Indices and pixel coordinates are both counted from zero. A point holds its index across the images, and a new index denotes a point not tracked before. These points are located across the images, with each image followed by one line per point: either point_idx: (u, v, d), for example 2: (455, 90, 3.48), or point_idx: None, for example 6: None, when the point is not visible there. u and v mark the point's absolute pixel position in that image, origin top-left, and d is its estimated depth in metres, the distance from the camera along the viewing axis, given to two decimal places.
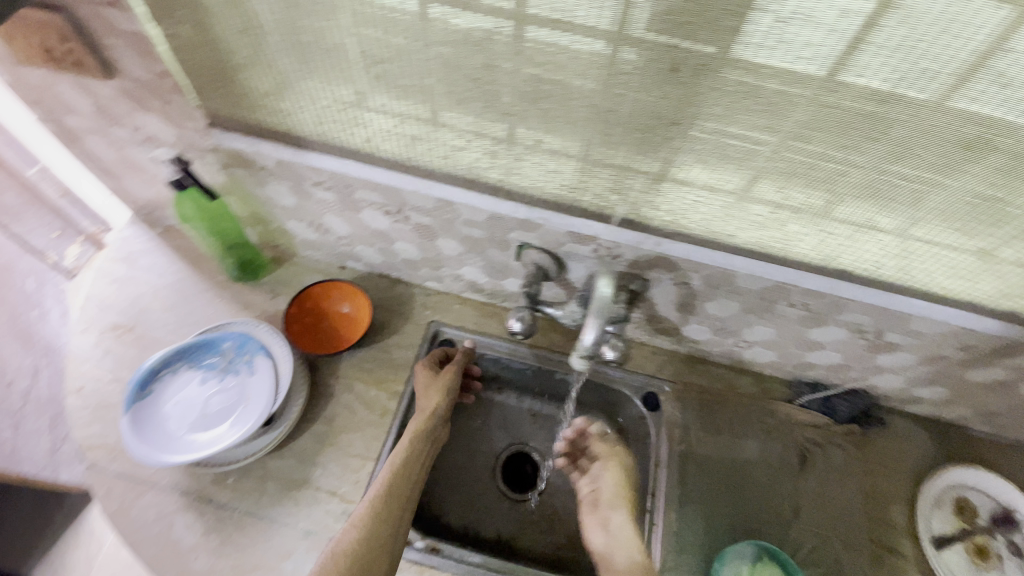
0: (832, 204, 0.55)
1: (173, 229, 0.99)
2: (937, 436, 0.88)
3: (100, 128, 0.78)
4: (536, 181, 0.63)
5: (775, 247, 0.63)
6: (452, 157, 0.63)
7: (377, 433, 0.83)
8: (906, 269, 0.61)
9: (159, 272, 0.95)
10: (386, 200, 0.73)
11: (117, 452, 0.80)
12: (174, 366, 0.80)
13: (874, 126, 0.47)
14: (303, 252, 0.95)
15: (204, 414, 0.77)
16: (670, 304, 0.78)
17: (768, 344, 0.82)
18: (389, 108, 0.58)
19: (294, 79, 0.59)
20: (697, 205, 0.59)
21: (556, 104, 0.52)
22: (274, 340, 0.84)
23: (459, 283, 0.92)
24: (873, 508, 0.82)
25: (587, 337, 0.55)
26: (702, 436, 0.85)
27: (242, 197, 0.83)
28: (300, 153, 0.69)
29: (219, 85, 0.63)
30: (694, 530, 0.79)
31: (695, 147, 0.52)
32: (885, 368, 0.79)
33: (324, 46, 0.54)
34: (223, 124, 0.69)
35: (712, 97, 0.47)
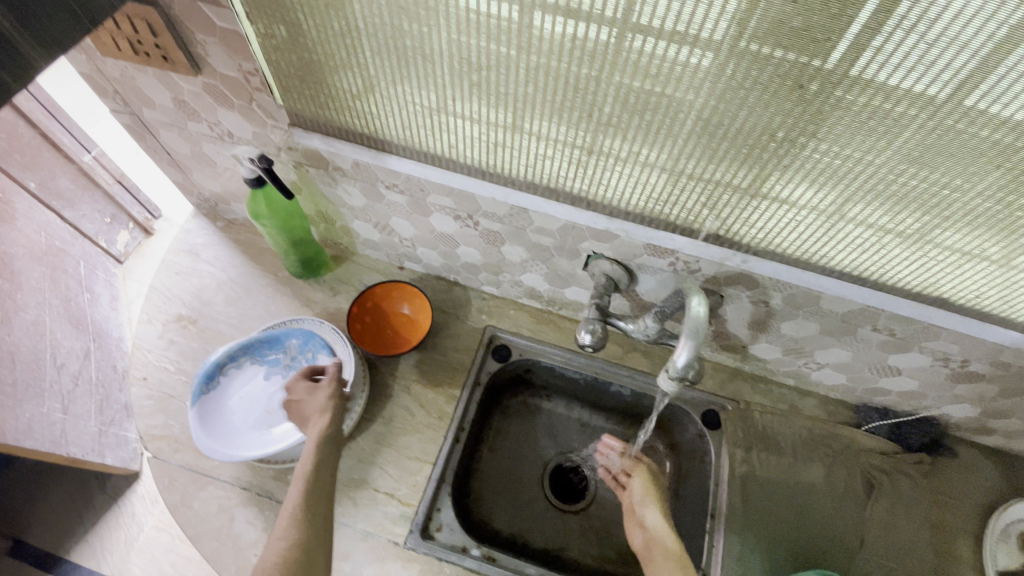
0: (938, 230, 0.53)
1: (234, 223, 1.01)
2: (1010, 470, 0.84)
3: (178, 122, 0.79)
4: (621, 194, 0.62)
5: (867, 270, 0.61)
6: (537, 165, 0.62)
7: (435, 437, 0.83)
8: (1009, 300, 0.58)
9: (220, 265, 0.96)
10: (458, 205, 0.73)
11: (180, 443, 0.81)
12: (239, 361, 0.81)
13: (1003, 154, 0.45)
14: (363, 251, 0.96)
15: (268, 410, 0.78)
16: (741, 322, 0.76)
17: (838, 367, 0.80)
18: (481, 115, 0.58)
19: (386, 84, 0.58)
20: (792, 223, 0.58)
21: (658, 118, 0.51)
22: (337, 338, 0.82)
23: (517, 289, 0.92)
24: (941, 541, 0.80)
25: (679, 359, 0.54)
26: (763, 456, 0.83)
27: (311, 196, 0.83)
28: (380, 156, 0.69)
29: (307, 87, 0.63)
30: (754, 554, 0.77)
31: (802, 165, 0.51)
32: (963, 398, 0.76)
33: (422, 52, 0.53)
34: (304, 124, 0.70)
35: (833, 118, 0.46)
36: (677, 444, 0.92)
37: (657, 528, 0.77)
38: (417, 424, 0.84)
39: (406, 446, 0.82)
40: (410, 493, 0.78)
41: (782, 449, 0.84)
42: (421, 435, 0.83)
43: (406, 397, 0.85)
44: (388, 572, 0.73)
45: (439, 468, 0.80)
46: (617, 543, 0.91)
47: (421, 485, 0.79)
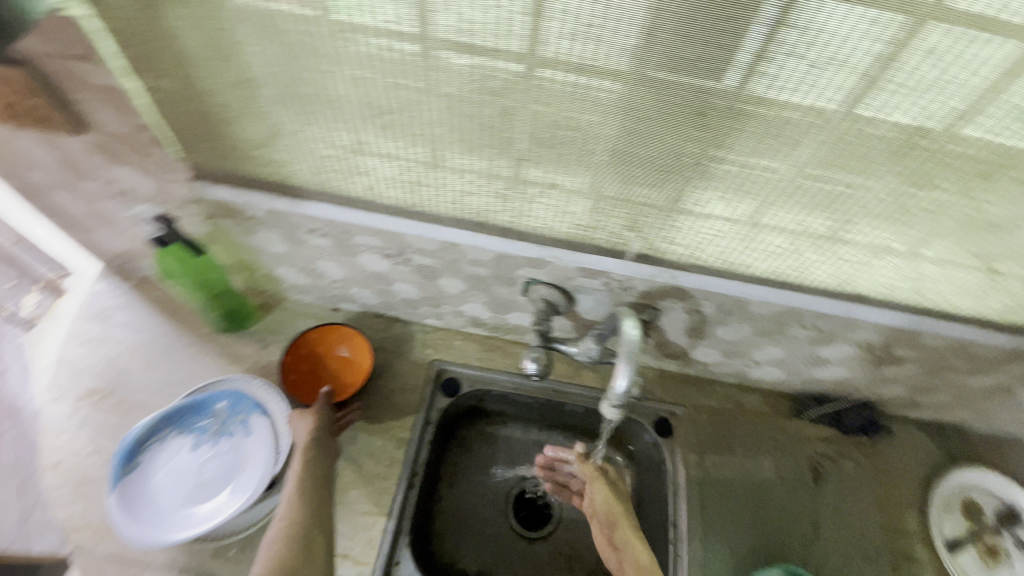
0: (846, 230, 0.56)
1: (148, 280, 0.93)
2: (938, 439, 0.90)
3: (68, 182, 0.72)
4: (548, 221, 0.61)
5: (789, 274, 0.63)
6: (460, 201, 0.61)
7: (387, 485, 0.79)
8: (917, 290, 0.62)
9: (136, 328, 0.89)
10: (386, 244, 0.70)
11: (104, 532, 0.74)
12: (162, 434, 0.74)
13: (892, 158, 0.47)
14: (293, 296, 0.91)
15: (199, 484, 0.72)
16: (680, 330, 0.78)
17: (775, 363, 0.82)
18: (395, 155, 0.56)
19: (291, 130, 0.56)
20: (713, 236, 0.59)
21: (573, 146, 0.51)
22: (269, 395, 0.79)
23: (459, 319, 0.90)
24: (887, 517, 0.83)
25: (620, 383, 0.53)
26: (716, 459, 0.85)
27: (228, 246, 0.78)
28: (294, 202, 0.65)
29: (206, 138, 0.59)
30: (719, 558, 0.77)
31: (715, 182, 0.52)
32: (890, 379, 0.81)
33: (325, 96, 0.51)
34: (208, 176, 0.65)
35: (737, 136, 0.47)
36: (635, 454, 0.92)
37: (628, 543, 0.75)
38: (368, 474, 0.80)
39: (357, 499, 0.78)
40: (365, 550, 0.74)
41: (733, 448, 0.86)
42: (373, 485, 0.79)
43: (353, 447, 0.81)
44: None
45: (394, 518, 0.76)
46: (587, 564, 0.89)
47: (376, 540, 0.75)
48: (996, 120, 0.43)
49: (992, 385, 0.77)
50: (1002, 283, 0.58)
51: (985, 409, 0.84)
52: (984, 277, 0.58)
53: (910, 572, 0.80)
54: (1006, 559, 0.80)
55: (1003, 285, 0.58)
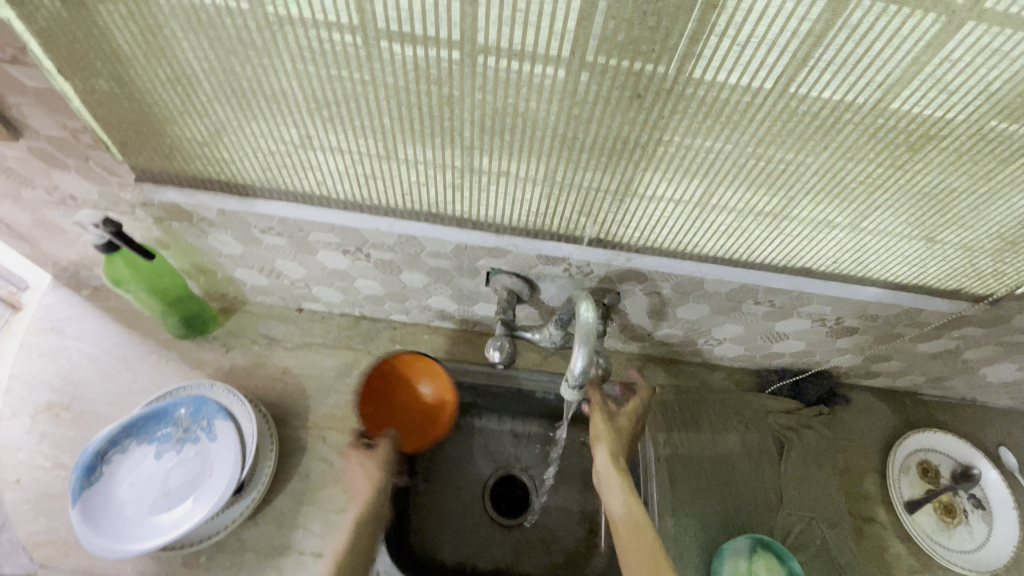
0: (790, 206, 0.58)
1: (103, 289, 0.90)
2: (895, 405, 0.94)
3: (7, 191, 0.70)
4: (503, 210, 0.62)
5: (739, 251, 0.65)
6: (414, 193, 0.61)
7: (360, 482, 0.79)
8: (860, 261, 0.64)
9: (93, 338, 0.86)
10: (344, 240, 0.69)
11: (70, 547, 0.72)
12: (123, 445, 0.72)
13: (823, 133, 0.49)
14: (255, 297, 0.90)
15: (165, 492, 0.70)
16: (642, 312, 0.79)
17: (736, 340, 0.85)
18: (343, 149, 0.56)
19: (236, 127, 0.55)
20: (664, 218, 0.61)
21: (519, 132, 0.51)
22: (233, 398, 0.78)
23: (426, 313, 0.89)
24: (848, 482, 0.87)
25: (576, 366, 0.55)
26: (684, 436, 0.87)
27: (183, 250, 0.76)
28: (246, 201, 0.64)
29: (148, 139, 0.57)
30: (689, 532, 0.80)
31: (660, 162, 0.54)
32: (845, 350, 0.84)
33: (266, 91, 0.50)
34: (154, 178, 0.64)
35: (675, 117, 0.48)
36: None
37: (617, 474, 0.70)
38: (339, 472, 0.79)
39: (329, 498, 0.77)
40: None
41: (700, 425, 0.88)
42: (345, 483, 0.78)
43: (323, 446, 0.81)
44: None
45: (367, 516, 0.76)
46: (564, 547, 0.91)
47: (351, 537, 0.75)
48: (919, 94, 0.45)
49: (940, 350, 0.80)
50: (939, 251, 0.61)
51: (935, 374, 0.88)
52: (920, 245, 0.60)
53: (870, 533, 0.83)
54: (962, 517, 0.85)
55: (939, 253, 0.61)
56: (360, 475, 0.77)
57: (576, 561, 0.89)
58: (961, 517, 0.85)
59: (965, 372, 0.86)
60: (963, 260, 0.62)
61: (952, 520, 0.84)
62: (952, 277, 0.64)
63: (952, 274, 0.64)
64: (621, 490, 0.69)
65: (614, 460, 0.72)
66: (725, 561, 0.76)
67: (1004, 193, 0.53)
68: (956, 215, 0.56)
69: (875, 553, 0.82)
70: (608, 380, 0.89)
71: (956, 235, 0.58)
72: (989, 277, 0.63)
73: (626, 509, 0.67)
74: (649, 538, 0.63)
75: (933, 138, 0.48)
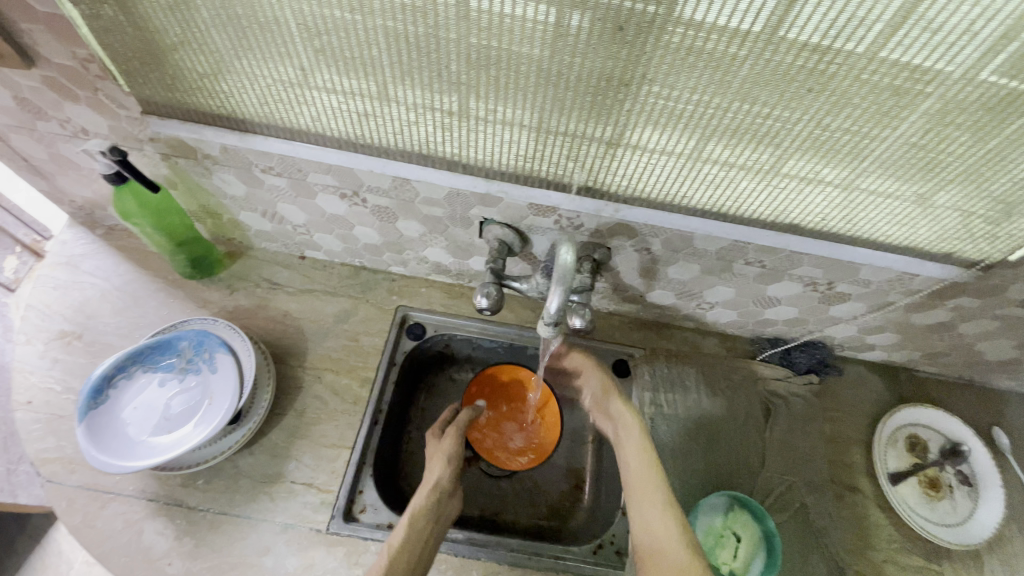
0: (780, 160, 0.57)
1: (116, 229, 0.94)
2: (889, 379, 0.93)
3: (24, 123, 0.73)
4: (493, 154, 0.63)
5: (726, 206, 0.65)
6: (405, 132, 0.62)
7: (351, 421, 0.82)
8: (852, 220, 0.64)
9: (106, 274, 0.90)
10: (340, 183, 0.71)
11: (77, 464, 0.76)
12: (128, 371, 0.76)
13: (813, 79, 0.48)
14: (259, 244, 0.93)
15: (166, 417, 0.74)
16: (634, 271, 0.80)
17: (729, 304, 0.85)
18: (336, 83, 0.57)
19: (232, 58, 0.56)
20: (652, 168, 0.61)
21: (505, 69, 0.52)
22: (234, 335, 0.81)
23: (423, 266, 0.91)
24: (834, 451, 0.87)
25: (552, 305, 0.59)
26: (671, 397, 0.88)
27: (189, 188, 0.79)
28: (245, 137, 0.66)
29: (153, 70, 0.60)
30: (670, 487, 0.81)
31: (645, 108, 0.54)
32: (839, 319, 0.83)
33: (259, 19, 0.51)
34: (159, 111, 0.66)
35: (657, 56, 0.49)
36: None
37: (632, 417, 0.76)
38: (332, 410, 0.82)
39: (321, 434, 0.80)
40: (330, 480, 0.77)
41: (687, 388, 0.89)
42: (337, 421, 0.81)
43: (318, 386, 0.84)
44: (312, 559, 0.72)
45: (357, 450, 0.79)
46: (549, 500, 0.92)
47: (340, 471, 0.78)
48: (910, 38, 0.44)
49: (936, 322, 0.80)
50: (932, 211, 0.60)
51: (932, 348, 0.87)
52: (913, 205, 0.60)
53: (851, 501, 0.84)
54: (947, 492, 0.83)
55: (932, 214, 0.60)
56: (435, 452, 0.80)
57: (561, 513, 0.91)
58: (947, 491, 0.83)
59: (961, 348, 0.85)
60: (957, 222, 0.61)
61: (937, 494, 0.83)
62: (945, 240, 0.64)
63: (944, 237, 0.63)
64: (635, 433, 0.74)
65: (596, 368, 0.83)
66: (700, 516, 0.77)
67: (999, 152, 0.52)
68: (952, 172, 0.55)
69: (855, 520, 0.82)
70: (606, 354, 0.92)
71: (949, 194, 0.57)
72: (982, 240, 0.62)
73: (644, 458, 0.72)
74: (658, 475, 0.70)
75: (925, 85, 0.47)
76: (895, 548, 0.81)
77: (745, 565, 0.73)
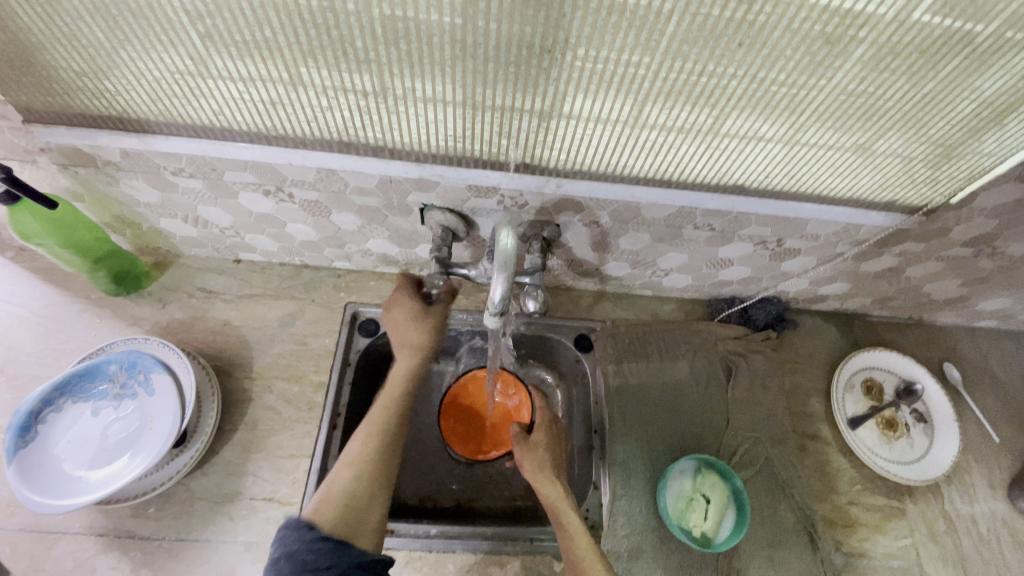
0: (717, 120, 0.55)
1: (28, 249, 0.86)
2: (843, 327, 0.95)
3: None
4: (421, 135, 0.59)
5: (669, 172, 0.63)
6: (321, 119, 0.57)
7: (308, 428, 0.78)
8: (795, 176, 0.62)
9: (22, 299, 0.82)
10: (261, 179, 0.66)
11: (15, 507, 0.71)
12: (56, 404, 0.71)
13: (742, 32, 0.46)
14: (188, 250, 0.87)
15: (104, 447, 0.69)
16: (585, 245, 0.78)
17: (683, 269, 0.84)
18: (235, 71, 0.51)
19: (111, 53, 0.50)
20: (589, 139, 0.58)
21: (418, 44, 0.48)
22: (170, 352, 0.76)
23: (369, 258, 0.86)
24: (795, 403, 0.88)
25: (496, 293, 0.56)
26: (634, 367, 0.87)
27: (98, 199, 0.72)
28: (145, 139, 0.60)
29: (23, 72, 0.53)
30: (640, 459, 0.81)
31: (573, 76, 0.50)
32: (791, 274, 0.83)
33: (131, 5, 0.45)
34: (43, 118, 0.59)
35: (577, 19, 0.45)
36: (562, 371, 0.95)
37: (553, 486, 0.74)
38: (287, 420, 0.79)
39: (277, 445, 0.77)
40: (291, 491, 0.74)
41: (650, 356, 0.88)
42: (294, 430, 0.78)
43: (269, 396, 0.80)
44: None
45: (318, 458, 0.76)
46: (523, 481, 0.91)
47: (301, 481, 0.75)
48: None
49: (883, 268, 0.81)
50: (872, 160, 0.59)
51: (882, 293, 0.88)
52: (853, 156, 0.59)
53: (814, 449, 0.86)
54: (904, 431, 0.87)
55: (873, 163, 0.60)
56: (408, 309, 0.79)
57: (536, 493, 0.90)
58: (903, 430, 0.87)
59: (908, 290, 0.87)
60: (898, 170, 0.60)
61: (895, 434, 0.86)
62: (886, 188, 0.64)
63: (886, 185, 0.63)
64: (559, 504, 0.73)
65: (532, 454, 0.78)
66: (670, 481, 0.78)
67: (933, 95, 0.51)
68: (890, 120, 0.54)
69: (818, 468, 0.84)
70: (568, 331, 0.90)
71: (888, 141, 0.56)
72: (924, 186, 0.62)
73: (577, 528, 0.70)
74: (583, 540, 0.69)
75: (856, 30, 0.45)
76: (857, 489, 0.83)
77: (715, 526, 0.74)
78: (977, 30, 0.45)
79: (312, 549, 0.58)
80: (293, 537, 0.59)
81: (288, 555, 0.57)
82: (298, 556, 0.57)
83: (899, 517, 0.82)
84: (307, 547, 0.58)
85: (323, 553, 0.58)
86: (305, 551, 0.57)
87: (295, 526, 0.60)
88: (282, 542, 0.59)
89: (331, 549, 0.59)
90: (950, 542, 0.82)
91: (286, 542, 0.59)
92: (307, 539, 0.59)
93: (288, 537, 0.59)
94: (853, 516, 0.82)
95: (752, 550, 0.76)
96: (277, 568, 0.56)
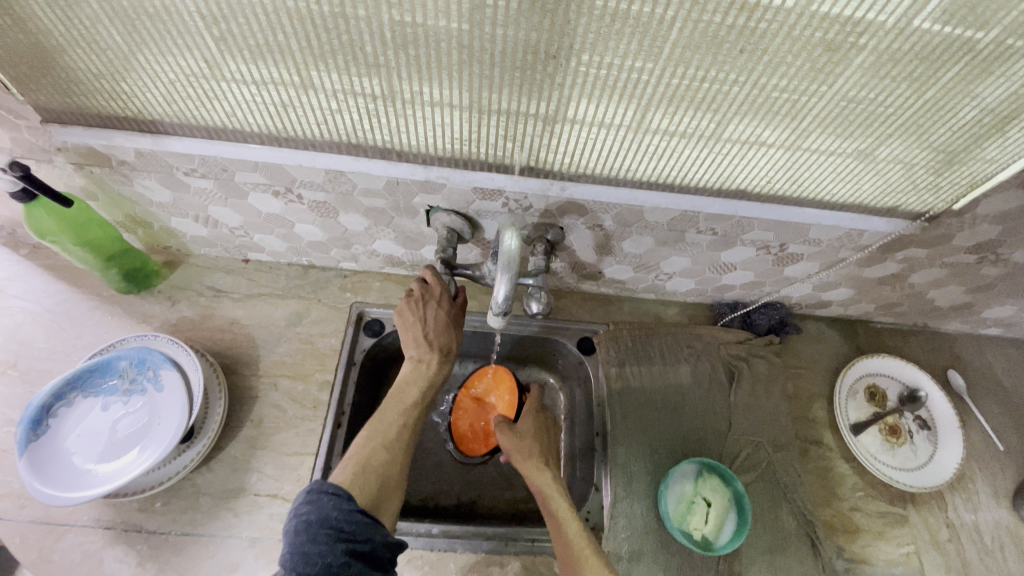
0: (720, 126, 0.56)
1: (43, 247, 0.87)
2: (847, 333, 0.95)
3: None
4: (427, 138, 0.60)
5: (673, 176, 0.63)
6: (330, 122, 0.58)
7: (313, 426, 0.79)
8: (798, 181, 0.63)
9: (36, 296, 0.84)
10: (271, 180, 0.67)
11: (25, 499, 0.72)
12: (67, 398, 0.72)
13: (744, 39, 0.46)
14: (198, 250, 0.88)
15: (113, 442, 0.70)
16: (589, 248, 0.79)
17: (686, 274, 0.85)
18: (248, 75, 0.53)
19: (128, 56, 0.52)
20: (593, 143, 0.59)
21: (426, 48, 0.49)
22: (178, 349, 0.77)
23: (376, 259, 0.88)
24: (797, 408, 0.89)
25: (500, 293, 0.57)
26: (637, 370, 0.88)
27: (112, 198, 0.74)
28: (159, 140, 0.62)
29: (42, 74, 0.55)
30: (641, 461, 0.82)
31: (578, 81, 0.51)
32: (794, 279, 0.84)
33: (149, 10, 0.47)
34: (61, 118, 0.61)
35: (583, 24, 0.46)
36: (565, 374, 0.95)
37: (546, 475, 0.74)
38: (292, 417, 0.80)
39: (282, 442, 0.78)
40: (295, 488, 0.75)
41: (652, 359, 0.89)
42: (299, 428, 0.79)
43: (275, 393, 0.81)
44: None
45: (322, 456, 0.77)
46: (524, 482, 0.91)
47: (305, 478, 0.76)
48: None
49: (887, 275, 0.81)
50: (874, 166, 0.60)
51: (886, 299, 0.89)
52: (856, 162, 0.59)
53: (816, 454, 0.86)
54: (908, 438, 0.87)
55: (876, 169, 0.60)
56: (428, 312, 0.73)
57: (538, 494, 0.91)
58: (907, 437, 0.87)
59: (912, 297, 0.87)
60: (900, 176, 0.61)
61: (898, 440, 0.86)
62: (889, 193, 0.64)
63: (888, 190, 0.63)
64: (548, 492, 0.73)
65: (518, 442, 0.77)
66: (672, 484, 0.78)
67: (936, 101, 0.52)
68: (891, 127, 0.55)
69: (820, 474, 0.84)
70: (571, 333, 0.91)
71: (890, 147, 0.57)
72: (926, 192, 0.63)
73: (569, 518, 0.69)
74: (578, 528, 0.69)
75: (857, 38, 0.46)
76: (859, 496, 0.83)
77: (716, 530, 0.74)
78: (978, 37, 0.45)
79: (351, 519, 0.56)
80: (332, 504, 0.57)
81: (324, 521, 0.55)
82: (334, 524, 0.55)
83: (901, 524, 0.82)
84: (345, 517, 0.56)
85: (361, 527, 0.57)
86: (343, 520, 0.56)
87: (333, 492, 0.58)
88: (316, 508, 0.56)
89: (368, 524, 0.58)
90: (952, 550, 0.81)
91: (321, 506, 0.56)
92: (347, 509, 0.57)
93: (325, 502, 0.57)
94: (854, 522, 0.81)
95: (752, 554, 0.76)
96: (311, 532, 0.54)
